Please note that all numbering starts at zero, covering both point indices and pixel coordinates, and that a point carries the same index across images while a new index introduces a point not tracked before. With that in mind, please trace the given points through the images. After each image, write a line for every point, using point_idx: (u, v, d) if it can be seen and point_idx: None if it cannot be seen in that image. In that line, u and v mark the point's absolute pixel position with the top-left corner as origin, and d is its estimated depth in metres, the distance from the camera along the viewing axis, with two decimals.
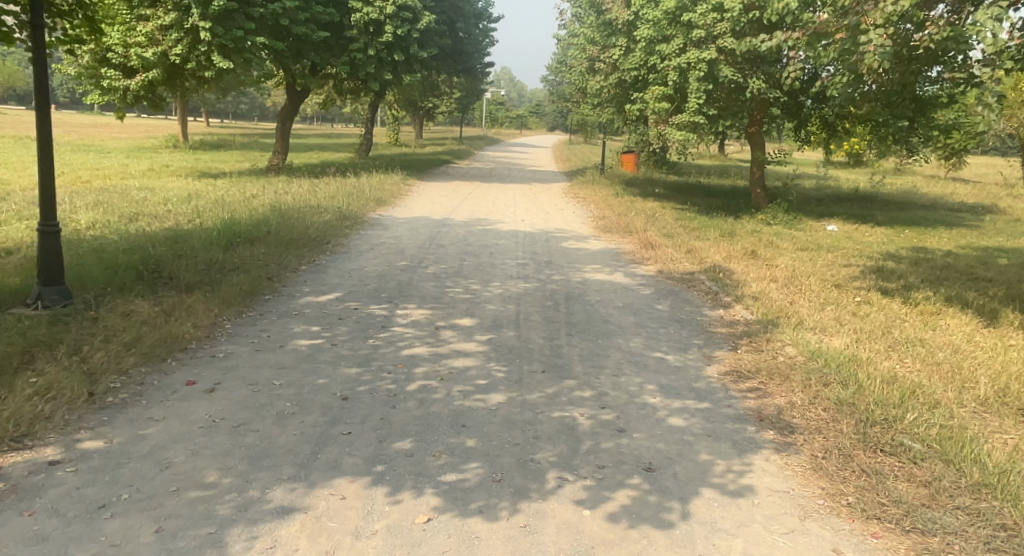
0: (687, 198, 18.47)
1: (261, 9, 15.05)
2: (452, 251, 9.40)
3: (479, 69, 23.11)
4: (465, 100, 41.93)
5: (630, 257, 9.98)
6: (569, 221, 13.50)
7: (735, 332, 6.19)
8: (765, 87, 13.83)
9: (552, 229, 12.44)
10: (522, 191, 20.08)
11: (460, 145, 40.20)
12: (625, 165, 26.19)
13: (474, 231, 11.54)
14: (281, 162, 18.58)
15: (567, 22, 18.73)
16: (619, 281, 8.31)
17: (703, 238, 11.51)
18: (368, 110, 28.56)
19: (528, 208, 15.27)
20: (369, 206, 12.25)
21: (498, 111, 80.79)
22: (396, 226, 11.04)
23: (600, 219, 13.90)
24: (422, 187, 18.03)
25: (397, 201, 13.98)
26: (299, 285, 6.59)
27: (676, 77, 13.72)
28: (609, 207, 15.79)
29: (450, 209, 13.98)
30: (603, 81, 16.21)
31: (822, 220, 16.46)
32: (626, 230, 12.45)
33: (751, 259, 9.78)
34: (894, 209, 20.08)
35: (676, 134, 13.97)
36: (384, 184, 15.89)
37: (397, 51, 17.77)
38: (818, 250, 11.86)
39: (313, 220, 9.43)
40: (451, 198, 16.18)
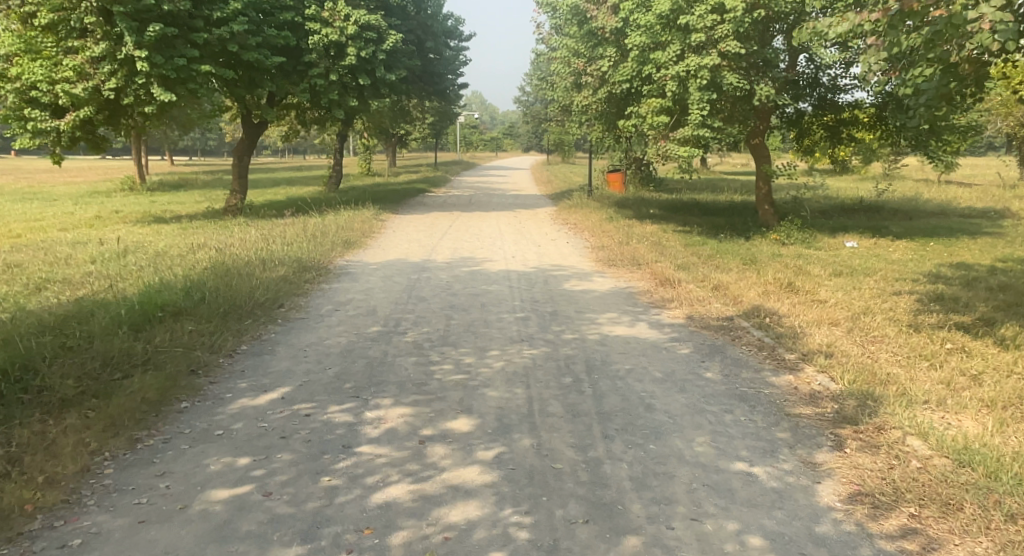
0: (686, 219, 17.01)
1: (206, 34, 13.52)
2: (435, 306, 7.73)
3: (452, 91, 21.59)
4: (439, 125, 40.43)
5: (648, 300, 8.39)
6: (565, 255, 11.93)
7: (826, 414, 4.59)
8: (774, 93, 12.46)
9: (549, 266, 10.84)
10: (507, 219, 18.48)
11: (436, 172, 38.72)
12: (612, 185, 24.76)
13: (460, 275, 9.90)
14: (240, 202, 16.93)
15: (545, 36, 17.28)
16: (646, 337, 6.69)
17: (725, 270, 9.96)
18: (337, 141, 26.96)
19: (516, 240, 13.72)
20: (336, 251, 10.59)
21: (472, 134, 79.58)
22: (366, 275, 9.36)
23: (598, 250, 12.37)
24: (398, 222, 16.40)
25: (369, 242, 12.31)
26: (232, 378, 4.89)
27: (675, 88, 12.28)
28: (605, 234, 14.27)
29: (430, 248, 12.34)
30: (591, 96, 14.74)
31: (837, 236, 15.06)
32: (633, 263, 10.90)
33: (793, 296, 8.22)
34: (904, 219, 18.77)
35: (679, 151, 12.52)
36: (354, 221, 14.30)
37: (362, 74, 16.22)
38: (853, 276, 10.37)
39: (263, 276, 7.74)
40: (430, 233, 14.60)
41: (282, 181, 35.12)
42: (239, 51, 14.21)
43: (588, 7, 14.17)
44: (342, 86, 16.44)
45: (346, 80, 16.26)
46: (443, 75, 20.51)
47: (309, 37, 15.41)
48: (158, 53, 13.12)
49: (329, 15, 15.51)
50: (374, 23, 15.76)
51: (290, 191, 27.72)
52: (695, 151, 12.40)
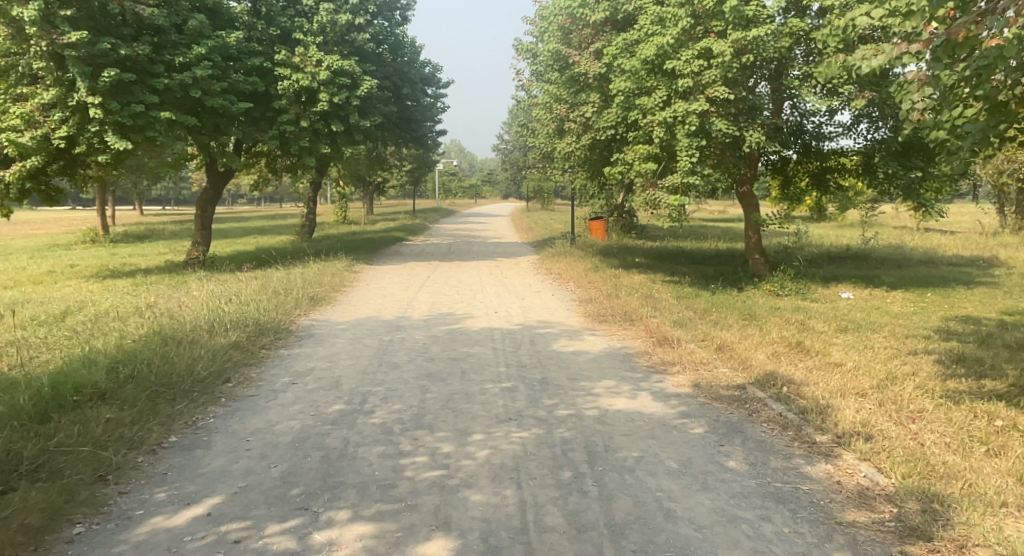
0: (673, 269, 16.32)
1: (166, 79, 12.79)
2: (408, 375, 6.79)
3: (429, 138, 20.96)
4: (417, 172, 39.84)
5: (646, 364, 7.53)
6: (549, 309, 11.12)
7: (885, 523, 3.73)
8: (766, 140, 11.91)
9: (533, 323, 9.99)
10: (487, 269, 17.66)
11: (413, 220, 37.99)
12: (594, 232, 24.13)
13: (437, 334, 8.99)
14: (203, 254, 16.04)
15: (525, 83, 16.75)
16: (651, 413, 5.81)
17: (726, 327, 9.16)
18: (310, 189, 26.15)
19: (497, 292, 12.93)
20: (299, 310, 9.65)
21: (450, 182, 79.44)
22: (331, 337, 8.42)
23: (585, 304, 11.58)
24: (371, 273, 15.51)
25: (338, 297, 11.38)
26: (149, 486, 3.92)
27: (662, 134, 11.68)
28: (589, 285, 13.54)
29: (405, 303, 11.45)
30: (573, 143, 14.11)
31: (832, 287, 14.43)
32: (623, 318, 10.10)
33: (805, 359, 7.42)
34: (893, 268, 18.29)
35: (668, 199, 11.83)
36: (323, 273, 13.44)
37: (335, 121, 15.51)
38: (861, 332, 9.64)
39: (210, 344, 6.78)
40: (404, 285, 13.76)
41: (254, 231, 34.11)
42: (202, 97, 13.45)
43: (569, 52, 13.62)
44: (312, 132, 15.70)
45: (317, 126, 15.51)
46: (419, 121, 19.90)
47: (277, 83, 14.69)
48: (113, 99, 12.34)
49: (299, 60, 14.82)
50: (346, 68, 15.08)
51: (260, 241, 26.73)
52: (686, 200, 11.72)
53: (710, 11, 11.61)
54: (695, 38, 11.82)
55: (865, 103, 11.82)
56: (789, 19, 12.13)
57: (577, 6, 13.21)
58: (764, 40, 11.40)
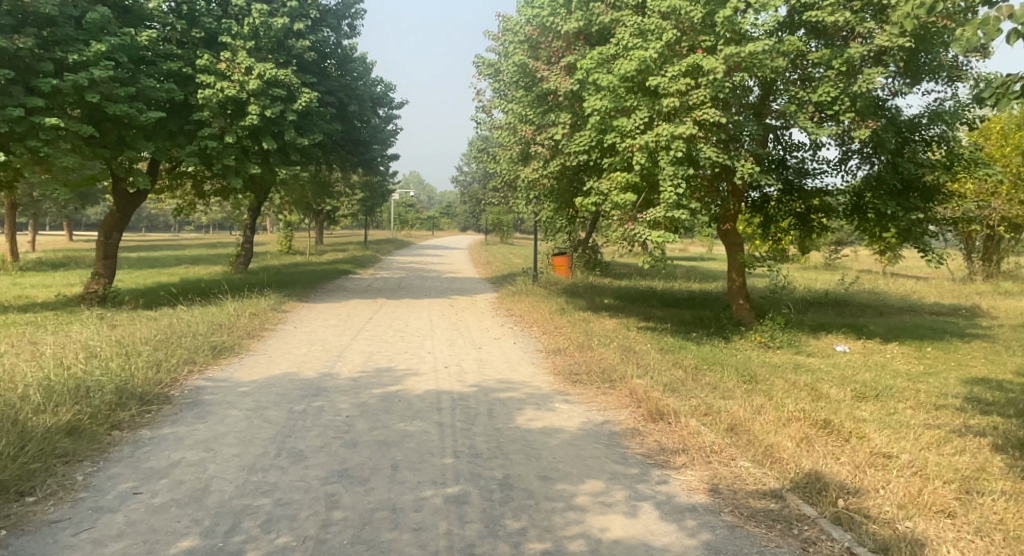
0: (647, 315, 14.67)
1: (56, 80, 10.82)
2: (314, 474, 4.87)
3: (380, 162, 19.02)
4: (369, 202, 37.76)
5: (639, 451, 5.69)
6: (507, 364, 9.30)
7: None
8: (760, 171, 10.33)
9: (490, 383, 8.11)
10: (439, 309, 15.75)
11: (364, 251, 35.87)
12: (557, 269, 22.44)
13: (367, 400, 7.03)
14: (105, 287, 14.21)
15: (486, 104, 15.06)
16: (664, 546, 3.97)
17: (727, 395, 7.42)
18: (248, 215, 23.95)
19: (447, 339, 11.09)
20: (190, 368, 7.69)
21: (406, 213, 77.46)
22: (224, 407, 6.44)
23: (550, 358, 9.80)
24: (304, 313, 13.45)
25: (252, 346, 9.39)
26: None
27: (643, 160, 10.06)
28: (552, 334, 11.78)
29: (333, 354, 9.48)
30: (539, 169, 12.41)
31: (823, 337, 12.94)
32: (597, 377, 8.31)
33: (845, 447, 5.72)
34: (878, 314, 16.97)
35: (650, 235, 10.12)
36: (238, 313, 11.38)
37: (267, 138, 13.59)
38: (886, 400, 8.01)
39: (26, 431, 4.80)
40: (335, 328, 11.77)
41: (188, 260, 31.56)
42: (102, 103, 11.49)
43: (537, 67, 12.00)
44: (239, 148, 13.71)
45: (245, 142, 13.54)
46: (367, 143, 17.97)
47: (197, 92, 12.76)
48: None
49: (226, 67, 12.94)
50: (281, 78, 13.32)
51: (190, 273, 24.33)
52: (670, 236, 10.02)
53: (698, 23, 10.14)
54: (683, 53, 10.32)
55: (869, 132, 10.36)
56: (787, 35, 10.71)
57: (546, 15, 11.65)
58: (764, 57, 9.94)
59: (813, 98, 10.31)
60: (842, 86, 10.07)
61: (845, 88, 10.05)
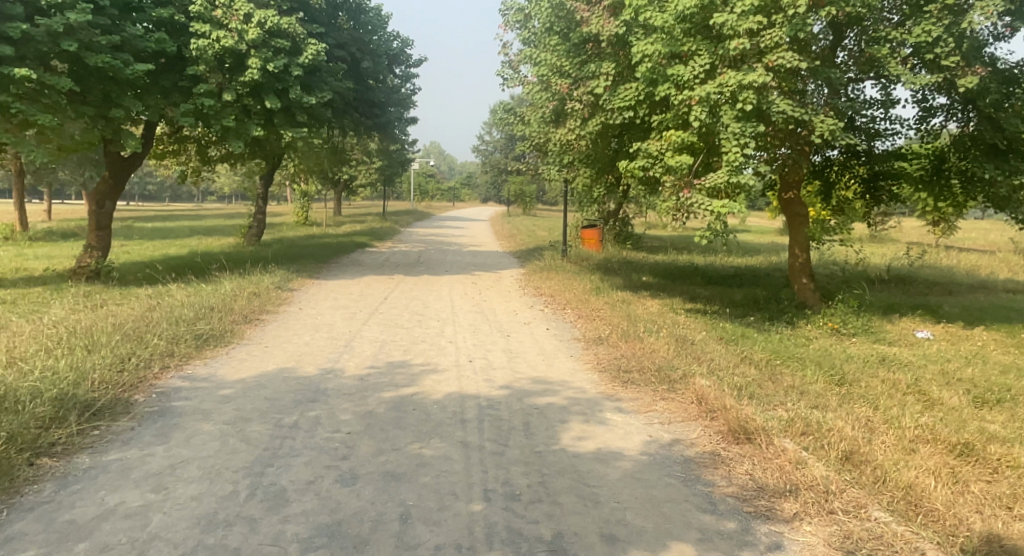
0: (693, 295, 13.13)
1: (25, 25, 9.55)
2: (294, 532, 3.53)
3: (396, 127, 17.55)
4: (388, 170, 36.34)
5: (730, 491, 4.28)
6: (542, 357, 7.91)
7: None
8: (842, 128, 8.76)
9: (524, 383, 6.72)
10: (461, 286, 14.36)
11: (383, 222, 34.56)
12: (587, 242, 20.92)
13: (374, 408, 5.68)
14: (98, 261, 13.06)
15: (514, 59, 13.49)
16: None
17: (819, 404, 5.97)
18: (259, 184, 22.67)
19: (471, 325, 9.71)
20: (164, 363, 6.41)
21: (427, 183, 75.96)
22: (195, 419, 5.12)
23: (591, 349, 8.39)
24: (313, 292, 12.15)
25: (246, 334, 8.09)
26: None
27: (703, 115, 8.50)
28: (590, 319, 10.34)
29: (340, 343, 8.15)
30: (575, 130, 10.85)
31: (897, 320, 11.37)
32: (651, 376, 6.89)
33: (1009, 490, 4.28)
34: (948, 292, 15.27)
35: (711, 204, 8.55)
36: (235, 292, 10.08)
37: (270, 95, 12.28)
38: (1014, 408, 6.48)
39: None
40: (343, 310, 10.44)
41: (203, 231, 30.45)
42: (81, 52, 10.23)
43: (576, 8, 10.41)
44: (239, 107, 12.41)
45: (245, 100, 12.23)
46: (382, 105, 16.50)
47: (189, 41, 11.46)
48: None
49: (222, 14, 11.63)
50: (285, 28, 12.11)
51: (199, 246, 23.13)
52: (736, 206, 8.46)
53: None
54: None
55: (976, 81, 8.68)
56: None
57: None
58: None
59: (909, 39, 8.73)
60: (944, 22, 8.54)
61: (948, 25, 8.54)
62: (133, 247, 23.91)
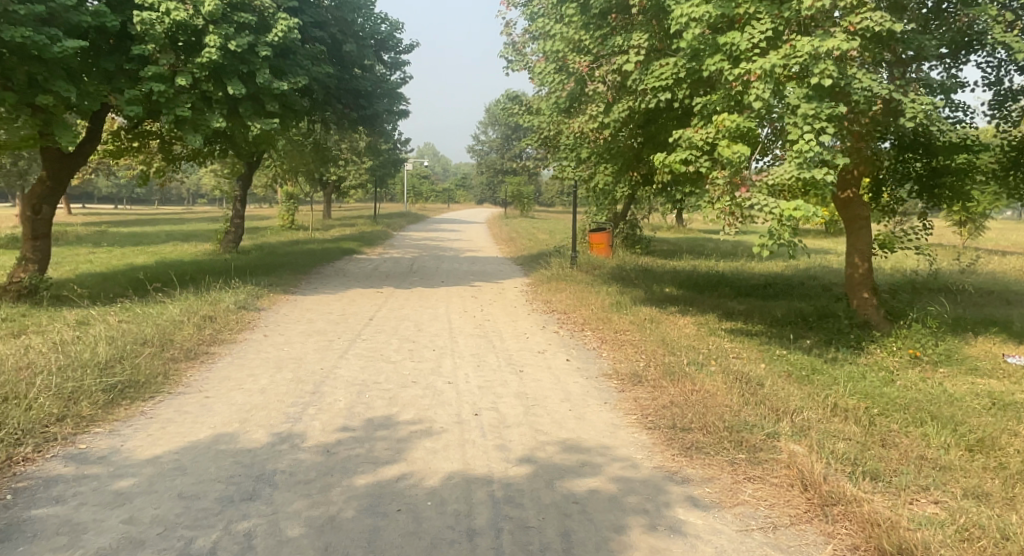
0: (727, 311, 11.36)
1: None
2: None
3: (386, 121, 15.72)
4: (380, 171, 34.52)
5: None
6: (566, 405, 6.11)
7: None
8: (939, 108, 6.95)
9: (551, 453, 4.89)
10: (459, 301, 12.57)
11: (375, 226, 32.70)
12: (595, 247, 19.15)
13: (338, 510, 3.88)
14: (32, 277, 11.31)
15: (519, 38, 11.68)
16: None
17: (982, 494, 4.13)
18: (238, 186, 20.87)
19: (471, 356, 7.93)
20: (47, 438, 4.65)
21: (421, 185, 74.13)
22: (53, 548, 3.35)
23: (626, 391, 6.59)
24: (283, 312, 10.34)
25: (183, 381, 6.30)
26: None
27: (767, 92, 6.64)
28: (615, 347, 8.57)
29: (304, 387, 6.36)
30: (596, 117, 9.03)
31: (974, 341, 9.59)
32: (721, 438, 5.08)
33: None
34: (1009, 302, 13.49)
35: (778, 205, 6.67)
36: (182, 317, 8.34)
37: (232, 80, 10.48)
38: None
39: None
40: (316, 337, 8.66)
41: (182, 236, 28.64)
42: None
43: None
44: (196, 93, 10.66)
45: (203, 86, 10.46)
46: (369, 96, 14.67)
47: (133, 15, 9.69)
48: None
49: None
50: None
51: (174, 254, 21.32)
52: (810, 208, 6.60)
53: None
54: None
55: None
56: None
57: None
58: None
59: None
60: None
61: None
62: (101, 255, 22.08)
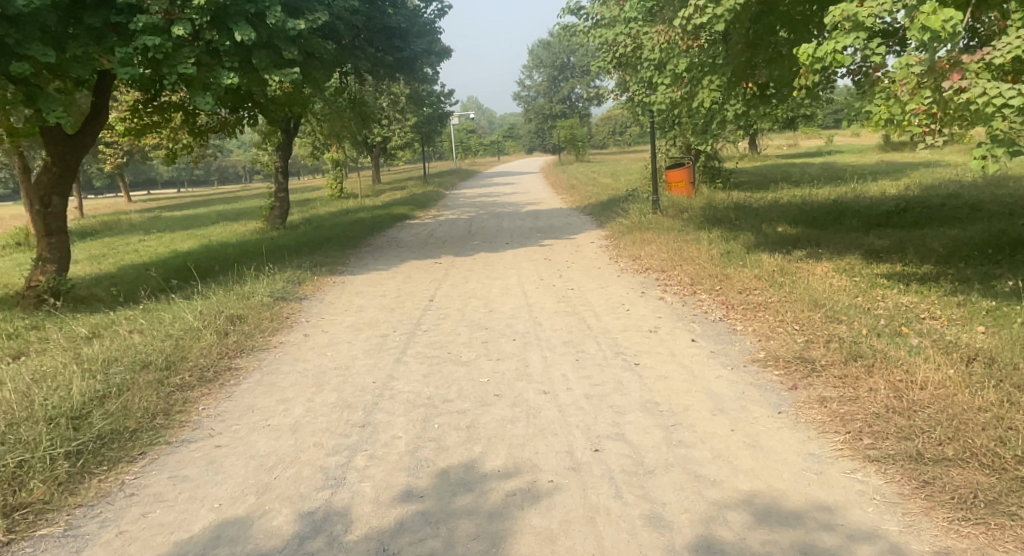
0: (868, 251, 9.09)
1: None
2: None
3: (428, 63, 13.86)
4: (426, 127, 32.63)
5: None
6: (723, 422, 4.19)
7: None
8: None
9: (746, 531, 3.01)
10: (532, 265, 10.68)
11: (426, 187, 31.00)
12: (673, 187, 16.92)
13: None
14: (50, 278, 9.93)
15: None
16: None
17: None
18: (278, 156, 19.34)
19: (565, 346, 6.05)
20: None
21: (468, 139, 71.94)
22: None
23: (800, 390, 4.62)
24: (329, 298, 8.67)
25: (189, 420, 4.64)
26: None
27: None
28: (749, 318, 6.55)
29: (350, 417, 4.62)
30: (701, 10, 6.83)
31: None
32: (1016, 482, 3.10)
33: None
34: None
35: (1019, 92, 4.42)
36: (201, 319, 6.70)
37: (239, 23, 8.72)
38: None
39: None
40: (366, 332, 6.92)
41: (231, 216, 27.55)
42: None
43: None
44: (201, 45, 8.98)
45: (207, 34, 8.75)
46: (403, 36, 12.90)
47: None
48: None
49: None
50: None
51: (220, 236, 20.08)
52: None
53: None
54: None
55: None
56: None
57: None
58: None
59: None
60: None
61: None
62: (148, 243, 21.01)
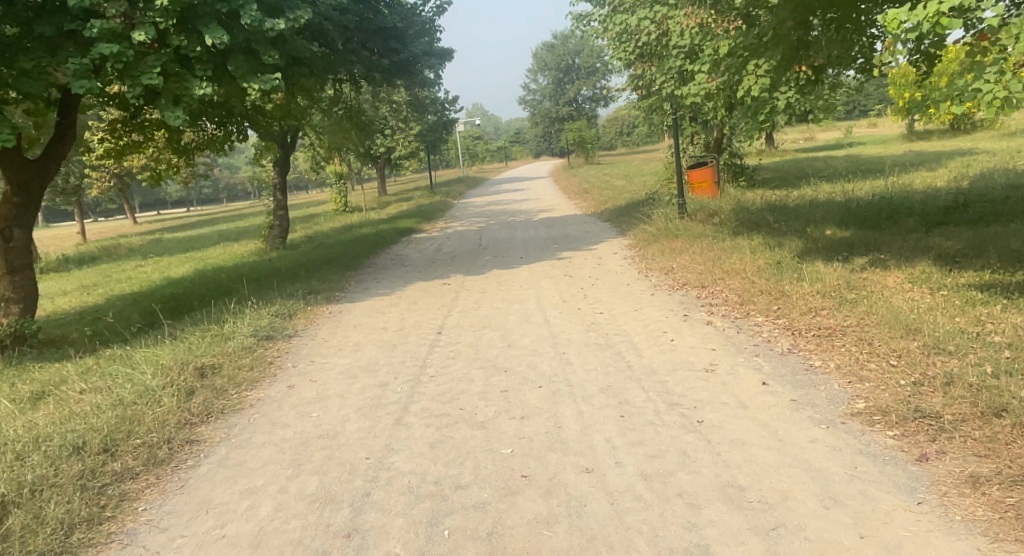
0: (941, 256, 7.88)
1: None
2: None
3: (428, 66, 12.75)
4: (430, 136, 31.55)
5: None
6: (843, 521, 3.03)
7: None
8: None
9: None
10: (552, 283, 9.52)
11: (432, 197, 29.90)
12: (697, 188, 15.72)
13: None
14: (13, 321, 8.87)
15: None
16: None
17: None
18: (275, 172, 18.29)
19: (604, 397, 4.90)
20: None
21: (474, 146, 70.89)
22: None
23: (934, 462, 3.45)
24: (322, 335, 7.53)
25: (120, 532, 3.51)
26: None
27: None
28: (826, 349, 5.36)
29: (333, 520, 3.49)
30: None
31: None
32: None
33: None
34: None
35: None
36: (163, 373, 5.57)
37: (211, 27, 7.63)
38: None
39: None
40: (362, 381, 5.79)
41: (233, 236, 26.55)
42: None
43: None
44: (168, 52, 7.91)
45: (173, 39, 7.67)
46: (400, 36, 11.87)
47: None
48: None
49: None
50: None
51: (218, 259, 19.05)
52: None
53: None
54: None
55: None
56: None
57: None
58: None
59: None
60: None
61: None
62: (143, 268, 20.00)
